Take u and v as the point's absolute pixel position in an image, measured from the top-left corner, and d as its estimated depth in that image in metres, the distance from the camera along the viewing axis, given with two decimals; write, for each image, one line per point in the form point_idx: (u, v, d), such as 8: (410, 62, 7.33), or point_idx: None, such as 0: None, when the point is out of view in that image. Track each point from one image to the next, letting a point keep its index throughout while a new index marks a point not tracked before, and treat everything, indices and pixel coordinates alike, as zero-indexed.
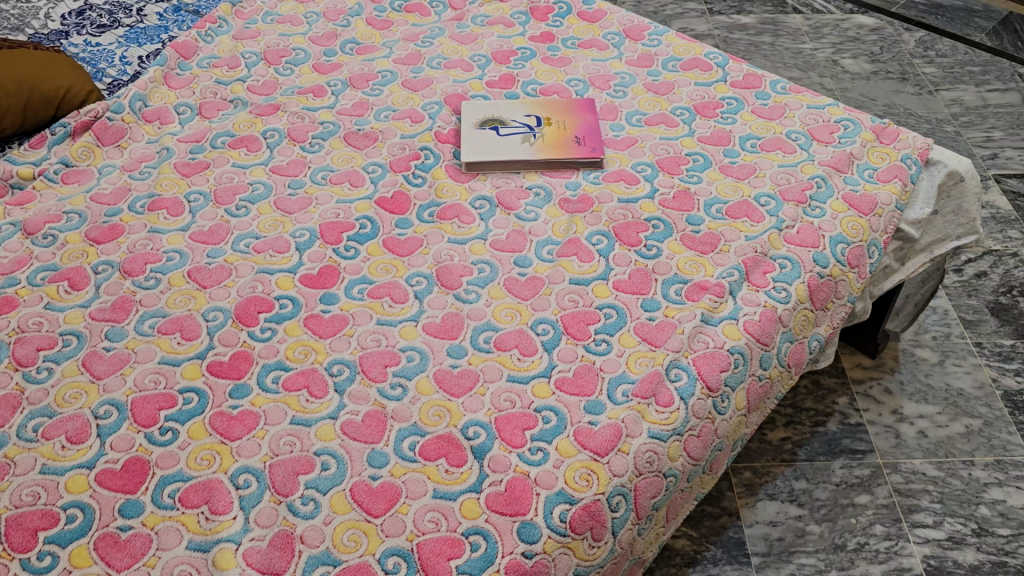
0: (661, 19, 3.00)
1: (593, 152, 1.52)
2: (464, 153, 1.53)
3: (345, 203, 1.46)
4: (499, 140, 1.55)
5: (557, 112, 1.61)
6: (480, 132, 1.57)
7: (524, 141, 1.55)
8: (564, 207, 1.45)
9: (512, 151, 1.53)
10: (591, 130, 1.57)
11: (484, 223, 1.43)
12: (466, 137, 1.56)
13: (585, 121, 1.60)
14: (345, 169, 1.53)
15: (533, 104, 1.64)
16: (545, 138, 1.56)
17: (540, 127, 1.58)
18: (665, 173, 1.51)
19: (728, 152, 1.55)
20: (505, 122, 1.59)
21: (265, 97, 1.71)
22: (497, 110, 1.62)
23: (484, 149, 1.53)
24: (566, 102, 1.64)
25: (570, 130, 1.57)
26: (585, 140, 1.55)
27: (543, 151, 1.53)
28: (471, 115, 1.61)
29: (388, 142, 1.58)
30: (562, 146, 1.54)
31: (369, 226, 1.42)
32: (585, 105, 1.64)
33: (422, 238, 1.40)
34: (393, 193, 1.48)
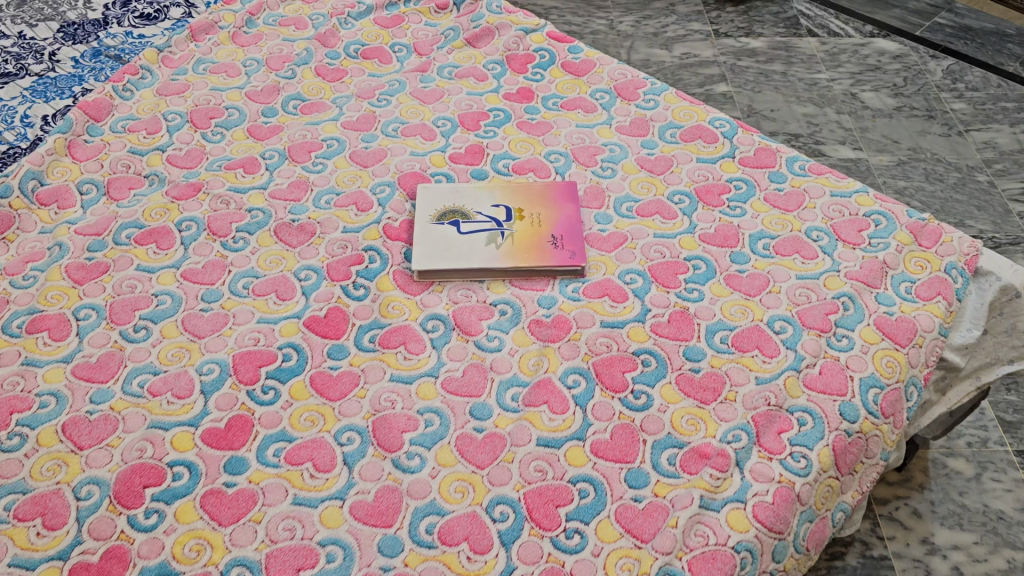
0: (661, 42, 2.71)
1: (573, 260, 1.26)
2: (416, 258, 1.26)
3: (268, 323, 1.20)
4: (460, 240, 1.28)
5: (531, 202, 1.35)
6: (437, 229, 1.30)
7: (489, 241, 1.28)
8: (535, 332, 1.19)
9: (474, 255, 1.26)
10: (572, 227, 1.31)
11: (437, 353, 1.17)
12: (420, 235, 1.29)
13: (566, 214, 1.33)
14: (273, 275, 1.27)
15: (503, 190, 1.37)
16: (516, 238, 1.29)
17: (510, 222, 1.31)
18: (659, 285, 1.25)
19: (735, 257, 1.29)
20: (468, 215, 1.32)
21: (186, 172, 1.44)
22: (459, 198, 1.35)
23: (440, 253, 1.26)
24: (543, 187, 1.37)
25: (546, 227, 1.31)
26: (564, 242, 1.28)
27: (512, 257, 1.26)
28: (428, 204, 1.34)
29: (328, 238, 1.32)
30: (536, 250, 1.27)
31: (294, 358, 1.16)
32: (566, 192, 1.37)
33: (358, 374, 1.14)
34: (328, 310, 1.22)
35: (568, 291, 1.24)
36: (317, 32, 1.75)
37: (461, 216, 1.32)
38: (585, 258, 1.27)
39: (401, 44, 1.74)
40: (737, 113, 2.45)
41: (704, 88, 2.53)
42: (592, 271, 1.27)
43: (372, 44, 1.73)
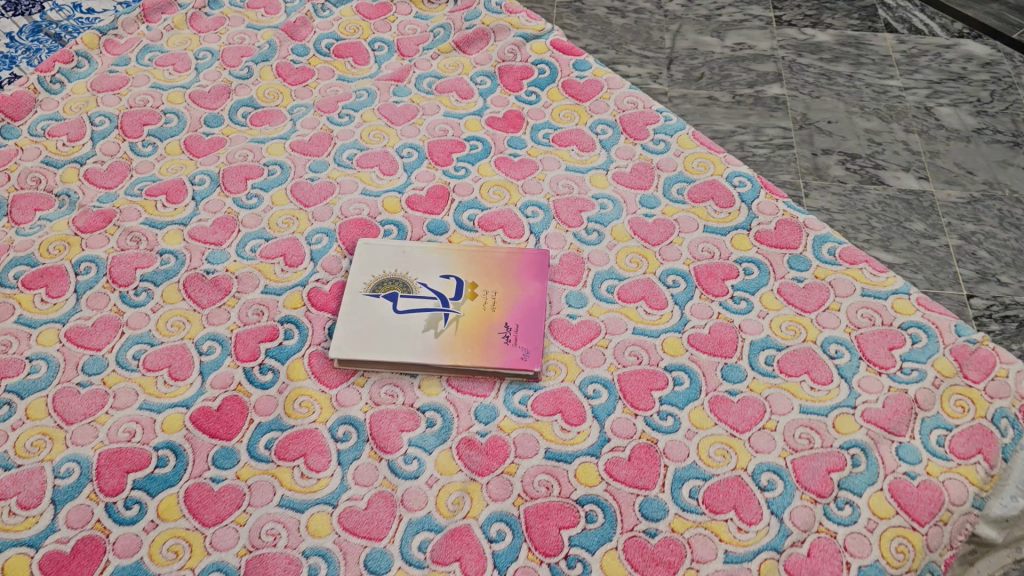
0: (713, 27, 2.23)
1: (524, 362, 1.02)
2: (337, 341, 1.04)
3: (150, 411, 1.01)
4: (394, 321, 1.06)
5: (489, 276, 1.11)
6: (370, 302, 1.08)
7: (429, 326, 1.06)
8: (463, 457, 0.97)
9: (407, 345, 1.04)
10: (532, 316, 1.07)
11: (342, 473, 0.97)
12: (347, 309, 1.07)
13: (527, 296, 1.09)
14: (171, 344, 1.07)
15: (459, 256, 1.13)
16: (462, 324, 1.06)
17: (458, 302, 1.08)
18: (626, 404, 1.01)
19: (727, 371, 1.04)
20: (410, 287, 1.10)
21: (103, 194, 1.25)
22: (404, 263, 1.12)
23: (367, 338, 1.05)
24: (507, 255, 1.13)
25: (501, 312, 1.07)
26: (518, 335, 1.05)
27: (451, 351, 1.03)
28: (365, 267, 1.12)
29: (243, 300, 1.11)
30: (482, 344, 1.04)
31: (171, 462, 0.97)
32: (534, 265, 1.13)
33: (244, 493, 0.95)
34: (223, 400, 1.02)
35: (514, 401, 1.02)
36: (287, 20, 1.50)
37: (402, 287, 1.10)
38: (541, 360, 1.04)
39: (382, 41, 1.49)
40: (788, 121, 1.98)
41: (754, 87, 2.06)
42: (547, 376, 1.04)
43: (349, 39, 1.49)
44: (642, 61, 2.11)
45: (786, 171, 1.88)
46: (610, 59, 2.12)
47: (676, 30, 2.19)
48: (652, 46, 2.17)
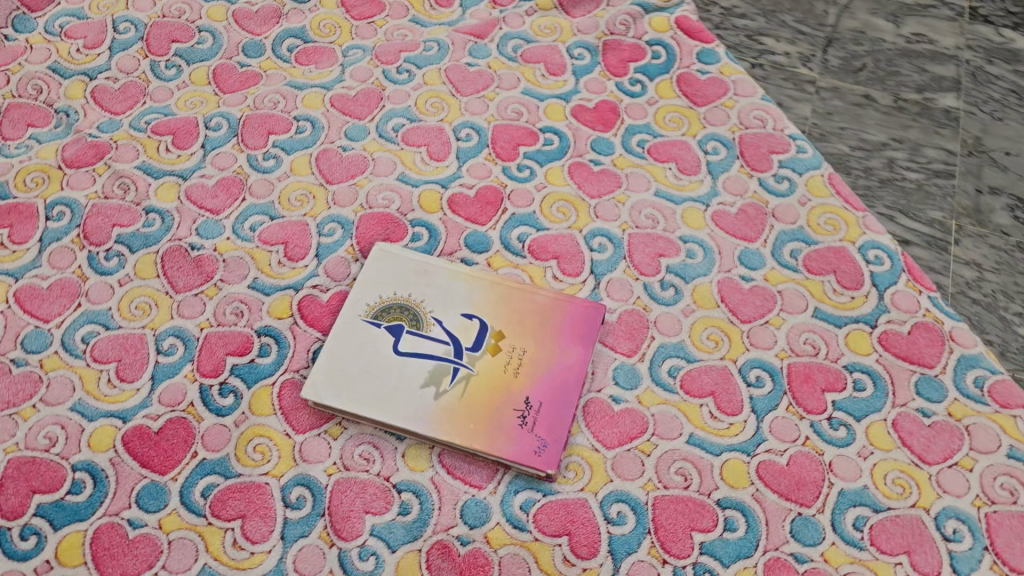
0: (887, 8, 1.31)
1: (537, 458, 0.80)
2: (315, 376, 0.84)
3: (80, 416, 0.84)
4: (390, 363, 0.84)
5: (521, 327, 0.87)
6: (367, 332, 0.86)
7: (430, 379, 0.83)
8: (431, 568, 0.76)
9: (398, 401, 0.82)
10: (562, 394, 0.83)
11: (281, 552, 0.78)
12: (337, 336, 0.86)
13: (563, 365, 0.85)
14: (128, 333, 0.89)
15: (491, 290, 0.90)
16: (471, 387, 0.83)
17: (475, 354, 0.85)
18: (655, 543, 0.78)
19: (799, 527, 0.78)
20: (421, 321, 0.87)
21: (105, 119, 1.05)
22: (421, 287, 0.89)
23: (351, 381, 0.83)
24: (552, 302, 0.89)
25: (525, 381, 0.84)
26: (538, 418, 0.82)
27: (449, 422, 0.81)
28: (373, 282, 0.89)
29: (224, 292, 0.92)
30: (489, 421, 0.82)
31: (85, 490, 0.80)
32: (581, 322, 0.88)
33: (160, 550, 0.78)
34: (167, 422, 0.84)
35: (513, 505, 0.79)
36: None
37: (411, 320, 0.87)
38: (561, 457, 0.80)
39: None
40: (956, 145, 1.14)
41: (925, 91, 1.20)
42: (564, 478, 0.81)
43: None
44: (788, 37, 1.25)
45: (936, 207, 1.08)
46: (746, 29, 1.25)
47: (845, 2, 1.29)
48: (810, 18, 1.27)
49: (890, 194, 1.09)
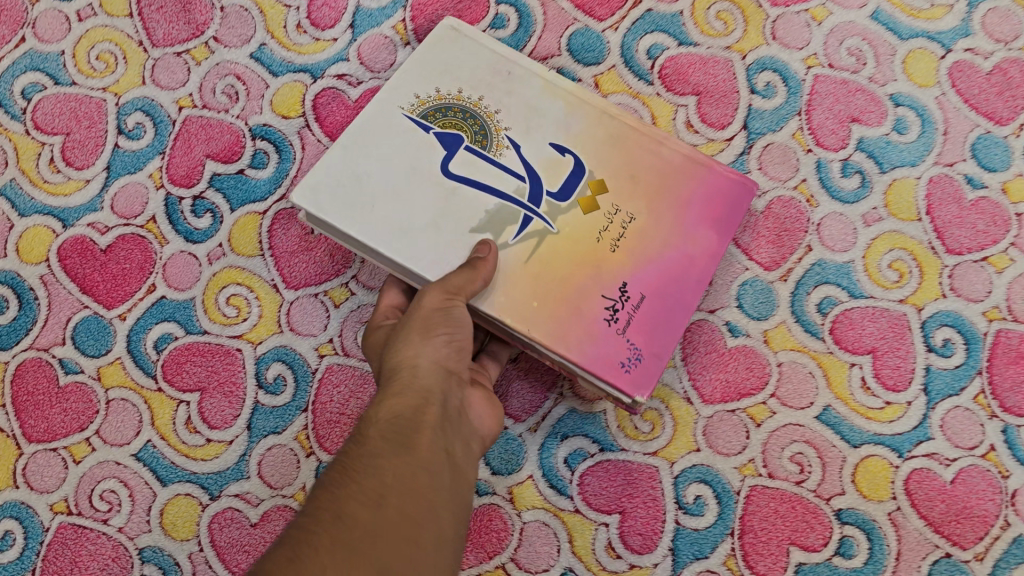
0: None
1: (622, 375, 0.52)
2: (316, 179, 0.54)
3: (10, 207, 0.62)
4: (431, 188, 0.54)
5: (633, 186, 0.56)
6: (408, 136, 0.56)
7: (489, 224, 0.54)
8: None
9: (433, 246, 0.53)
10: (676, 294, 0.54)
11: (244, 448, 0.58)
12: (361, 129, 0.55)
13: (683, 252, 0.55)
14: (82, 95, 0.64)
15: (597, 125, 0.58)
16: (545, 250, 0.54)
17: (558, 206, 0.55)
18: (735, 551, 0.56)
19: (940, 573, 0.56)
20: (489, 140, 0.57)
21: None
22: (498, 92, 0.58)
23: (368, 200, 0.54)
24: (681, 162, 0.57)
25: (625, 261, 0.55)
26: (634, 318, 0.53)
27: (506, 292, 0.53)
28: (427, 69, 0.58)
29: (217, 59, 0.65)
30: (563, 305, 0.53)
31: (8, 313, 0.61)
32: (720, 199, 0.57)
33: (95, 410, 0.59)
34: (118, 239, 0.62)
35: (556, 456, 0.58)
36: None
37: (474, 135, 0.57)
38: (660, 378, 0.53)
39: None
40: None
41: None
42: (635, 432, 0.58)
43: None
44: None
45: None
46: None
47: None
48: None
49: None
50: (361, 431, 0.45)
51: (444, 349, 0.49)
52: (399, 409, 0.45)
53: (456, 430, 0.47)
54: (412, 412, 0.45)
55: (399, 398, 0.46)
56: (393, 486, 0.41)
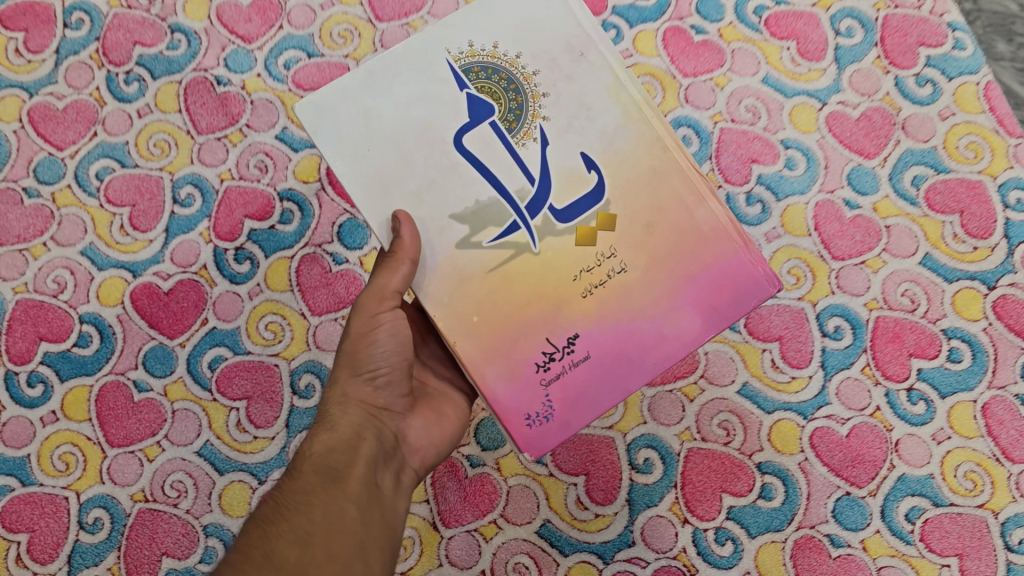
0: None
1: (521, 426, 0.56)
2: (328, 98, 0.56)
3: (90, 264, 0.78)
4: (427, 156, 0.56)
5: (645, 235, 0.57)
6: (434, 85, 0.56)
7: (469, 219, 0.56)
8: (434, 485, 0.71)
9: (412, 205, 0.56)
10: (610, 371, 0.56)
11: (284, 442, 0.74)
12: (381, 64, 0.56)
13: (655, 326, 0.57)
14: (144, 173, 0.81)
15: (644, 151, 0.57)
16: (516, 263, 0.56)
17: (552, 224, 0.56)
18: (679, 500, 0.71)
19: (842, 507, 0.70)
20: (520, 124, 0.56)
21: None
22: (555, 72, 0.57)
23: (367, 138, 0.56)
24: (713, 229, 0.57)
25: (586, 314, 0.56)
26: (562, 376, 0.56)
27: (455, 297, 0.56)
28: (494, 17, 0.57)
29: (249, 140, 0.81)
30: (497, 334, 0.56)
31: (92, 345, 0.76)
32: (728, 285, 0.57)
33: (164, 418, 0.75)
34: (177, 283, 0.78)
35: None
36: None
37: (506, 111, 0.56)
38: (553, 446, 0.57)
39: None
40: None
41: None
42: None
43: None
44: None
45: None
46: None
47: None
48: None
49: None
50: (300, 466, 0.56)
51: (366, 388, 0.59)
52: (329, 450, 0.56)
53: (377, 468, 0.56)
54: (338, 458, 0.55)
55: (330, 437, 0.57)
56: (318, 529, 0.50)
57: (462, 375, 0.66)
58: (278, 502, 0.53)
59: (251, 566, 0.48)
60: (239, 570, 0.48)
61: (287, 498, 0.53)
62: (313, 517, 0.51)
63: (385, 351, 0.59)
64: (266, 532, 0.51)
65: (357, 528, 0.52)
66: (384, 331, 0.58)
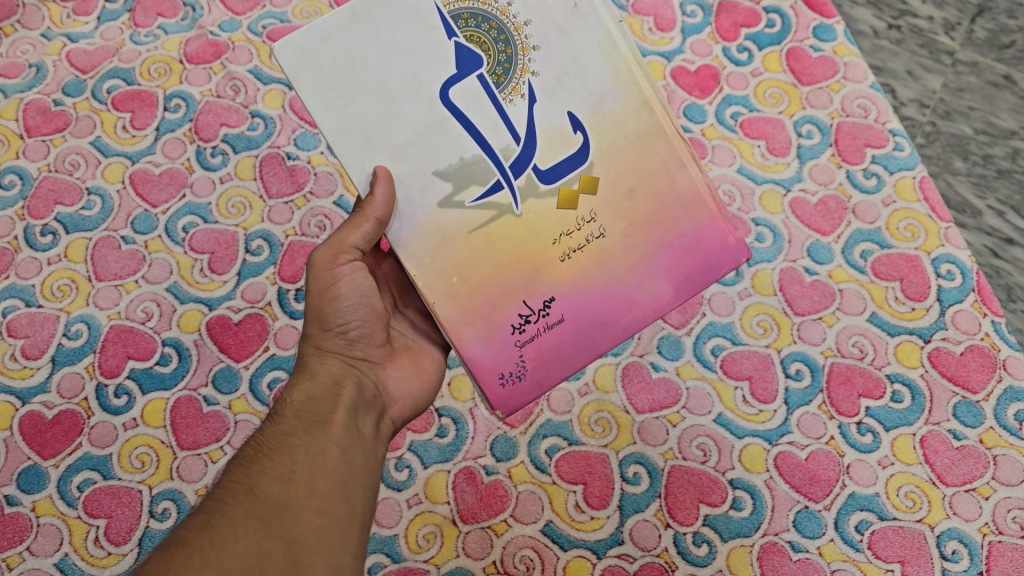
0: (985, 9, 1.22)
1: (496, 385, 0.70)
2: (311, 40, 0.63)
3: (174, 298, 0.94)
4: (408, 108, 0.65)
5: (626, 200, 0.70)
6: (426, 30, 0.65)
7: (453, 177, 0.67)
8: (455, 488, 0.85)
9: (393, 163, 0.66)
10: (582, 330, 0.71)
11: None
12: (366, 8, 0.64)
13: (626, 291, 0.71)
14: (223, 228, 0.97)
15: (630, 114, 0.70)
16: (495, 226, 0.68)
17: (535, 184, 0.68)
18: (662, 507, 0.83)
19: (801, 518, 0.83)
20: (508, 79, 0.67)
21: (227, 18, 1.09)
22: (547, 25, 0.68)
23: (351, 85, 0.64)
24: (691, 196, 0.71)
25: (563, 279, 0.70)
26: (536, 338, 0.70)
27: (438, 257, 0.67)
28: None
29: (311, 205, 0.98)
30: (476, 295, 0.68)
31: (172, 364, 0.91)
32: (699, 251, 0.72)
33: (227, 427, 0.88)
34: (246, 316, 0.93)
35: (539, 448, 0.86)
36: None
37: (497, 64, 0.67)
38: (524, 401, 0.71)
39: None
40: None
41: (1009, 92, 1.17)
42: (592, 432, 0.87)
43: None
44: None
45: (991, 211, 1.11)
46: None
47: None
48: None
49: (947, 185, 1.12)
50: (285, 417, 0.66)
51: (340, 340, 0.72)
52: (313, 399, 0.67)
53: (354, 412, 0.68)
54: (319, 407, 0.67)
55: (312, 389, 0.68)
56: (301, 470, 0.61)
57: (436, 331, 0.80)
58: (264, 442, 0.64)
59: (238, 501, 0.58)
60: (229, 503, 0.58)
61: (272, 439, 0.64)
62: (298, 456, 0.62)
63: (354, 307, 0.72)
64: (251, 468, 0.61)
65: (338, 467, 0.63)
66: (346, 283, 0.71)
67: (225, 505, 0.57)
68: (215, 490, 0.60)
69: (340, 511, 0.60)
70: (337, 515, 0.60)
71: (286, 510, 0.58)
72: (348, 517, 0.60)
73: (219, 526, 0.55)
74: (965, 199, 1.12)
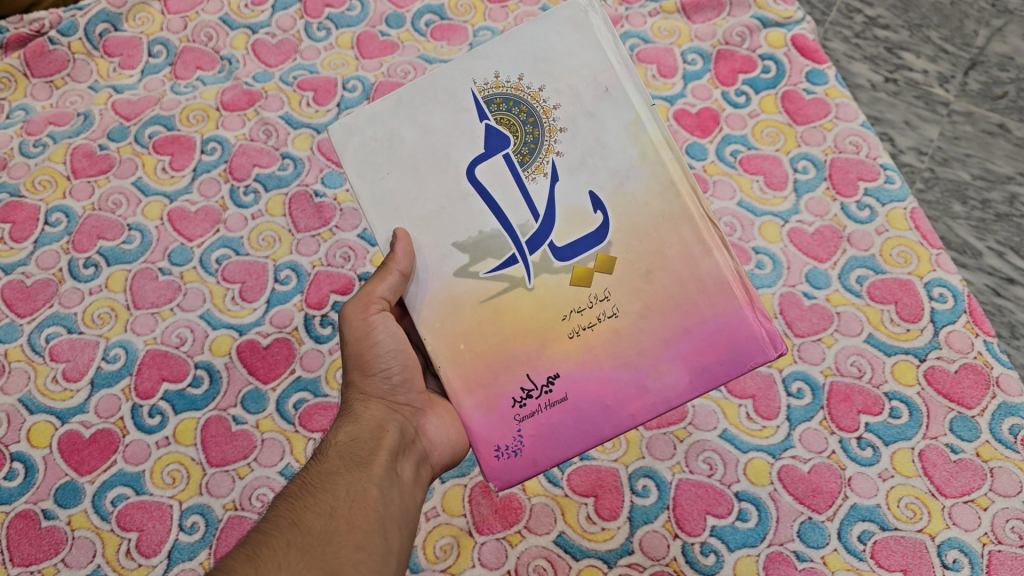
0: (975, 61, 1.28)
1: (491, 457, 0.72)
2: (359, 121, 0.75)
3: (207, 324, 1.00)
4: (436, 185, 0.73)
5: (644, 284, 0.71)
6: (460, 114, 0.73)
7: (471, 250, 0.72)
8: (472, 501, 0.88)
9: (416, 231, 0.73)
10: (584, 412, 0.72)
11: None
12: (409, 95, 0.74)
13: (637, 376, 0.71)
14: (253, 259, 1.03)
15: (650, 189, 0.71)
16: (506, 297, 0.72)
17: (549, 260, 0.72)
18: (671, 518, 0.87)
19: (806, 529, 0.86)
20: (533, 158, 0.72)
21: (261, 70, 1.19)
22: (576, 108, 0.72)
23: (386, 162, 0.74)
24: (712, 289, 0.71)
25: (570, 357, 0.72)
26: (534, 415, 0.72)
27: (447, 324, 0.73)
28: (520, 54, 0.73)
29: (336, 238, 1.04)
30: (480, 364, 0.73)
31: (203, 386, 0.96)
32: (723, 340, 0.71)
33: (255, 444, 0.93)
34: (274, 341, 0.98)
35: None
36: None
37: (522, 144, 0.73)
38: (517, 477, 0.73)
39: None
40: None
41: (1002, 137, 1.22)
42: (602, 448, 0.90)
43: None
44: (930, 54, 1.29)
45: (989, 250, 1.16)
46: (887, 42, 1.31)
47: (1001, 22, 1.30)
48: (957, 37, 1.30)
49: (946, 227, 1.17)
50: (327, 455, 0.69)
51: (382, 384, 0.74)
52: (353, 440, 0.70)
53: (392, 452, 0.69)
54: (359, 449, 0.69)
55: (354, 430, 0.70)
56: (342, 508, 0.63)
57: None
58: (308, 480, 0.66)
59: (274, 535, 0.60)
60: (266, 538, 0.60)
61: (316, 477, 0.66)
62: (339, 494, 0.64)
63: (390, 352, 0.75)
64: (295, 504, 0.63)
65: (377, 507, 0.65)
66: (381, 331, 0.74)
67: (268, 538, 0.60)
68: (261, 524, 0.62)
69: (376, 551, 0.62)
70: (373, 552, 0.62)
71: (327, 543, 0.60)
72: (384, 554, 0.63)
73: (262, 557, 0.58)
74: (965, 241, 1.16)
